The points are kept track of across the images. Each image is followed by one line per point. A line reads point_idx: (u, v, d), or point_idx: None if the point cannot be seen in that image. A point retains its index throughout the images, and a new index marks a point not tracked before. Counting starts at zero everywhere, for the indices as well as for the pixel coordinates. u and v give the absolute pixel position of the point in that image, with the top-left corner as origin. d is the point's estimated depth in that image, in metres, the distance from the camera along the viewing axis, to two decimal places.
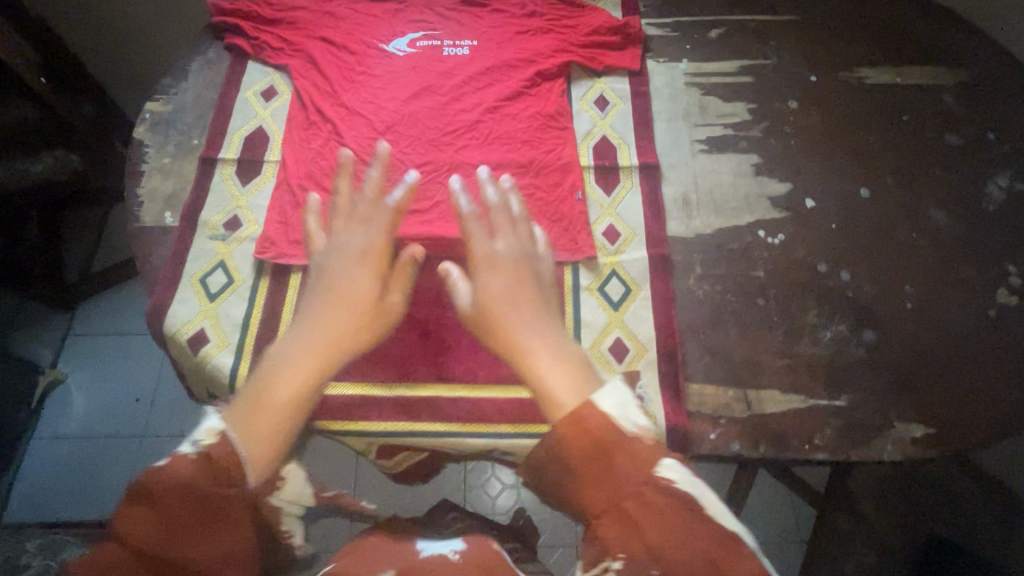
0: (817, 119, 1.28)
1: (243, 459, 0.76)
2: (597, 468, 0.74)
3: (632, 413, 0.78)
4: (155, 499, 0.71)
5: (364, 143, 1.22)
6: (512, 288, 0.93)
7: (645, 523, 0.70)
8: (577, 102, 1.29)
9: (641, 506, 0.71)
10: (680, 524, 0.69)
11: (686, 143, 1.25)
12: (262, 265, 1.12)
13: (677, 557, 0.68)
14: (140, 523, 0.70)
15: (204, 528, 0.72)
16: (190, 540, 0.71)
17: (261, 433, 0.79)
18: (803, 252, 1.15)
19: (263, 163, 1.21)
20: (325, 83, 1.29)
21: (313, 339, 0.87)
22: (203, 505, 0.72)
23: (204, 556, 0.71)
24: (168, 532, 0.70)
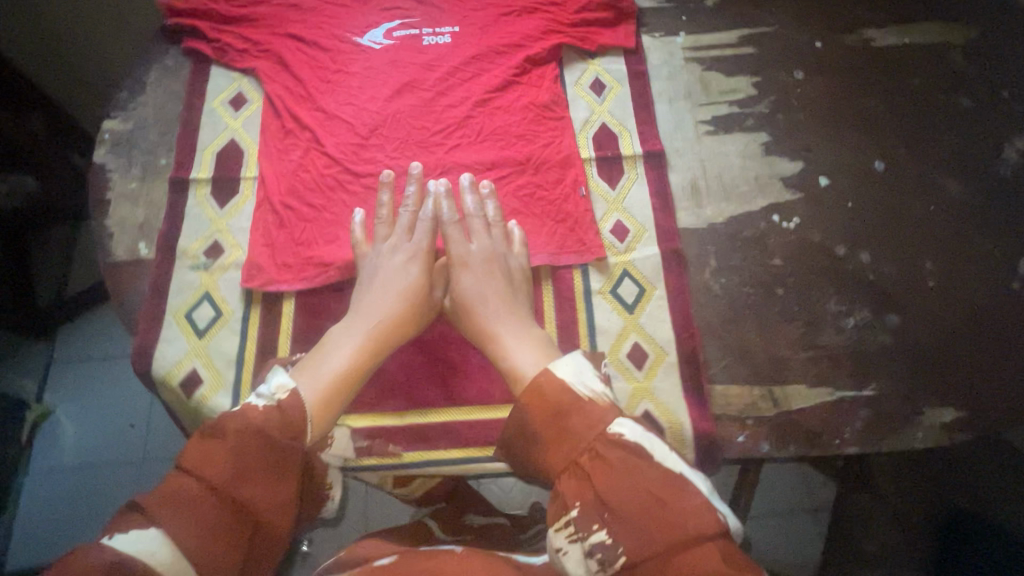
0: (824, 89, 1.21)
1: (309, 407, 0.79)
2: (557, 430, 0.79)
3: (588, 378, 0.85)
4: (228, 437, 0.70)
5: (347, 150, 1.14)
6: (483, 279, 0.99)
7: (597, 471, 0.74)
8: (571, 88, 1.21)
9: (595, 458, 0.75)
10: (628, 471, 0.73)
11: (689, 125, 1.18)
12: (251, 294, 1.04)
13: (625, 503, 0.71)
14: (210, 455, 0.69)
15: (267, 472, 0.70)
16: (253, 484, 0.69)
17: (326, 389, 0.82)
18: (820, 235, 1.09)
19: (240, 180, 1.12)
20: (299, 86, 1.19)
21: (369, 316, 0.94)
22: (271, 448, 0.72)
23: (261, 505, 0.69)
24: (236, 470, 0.68)
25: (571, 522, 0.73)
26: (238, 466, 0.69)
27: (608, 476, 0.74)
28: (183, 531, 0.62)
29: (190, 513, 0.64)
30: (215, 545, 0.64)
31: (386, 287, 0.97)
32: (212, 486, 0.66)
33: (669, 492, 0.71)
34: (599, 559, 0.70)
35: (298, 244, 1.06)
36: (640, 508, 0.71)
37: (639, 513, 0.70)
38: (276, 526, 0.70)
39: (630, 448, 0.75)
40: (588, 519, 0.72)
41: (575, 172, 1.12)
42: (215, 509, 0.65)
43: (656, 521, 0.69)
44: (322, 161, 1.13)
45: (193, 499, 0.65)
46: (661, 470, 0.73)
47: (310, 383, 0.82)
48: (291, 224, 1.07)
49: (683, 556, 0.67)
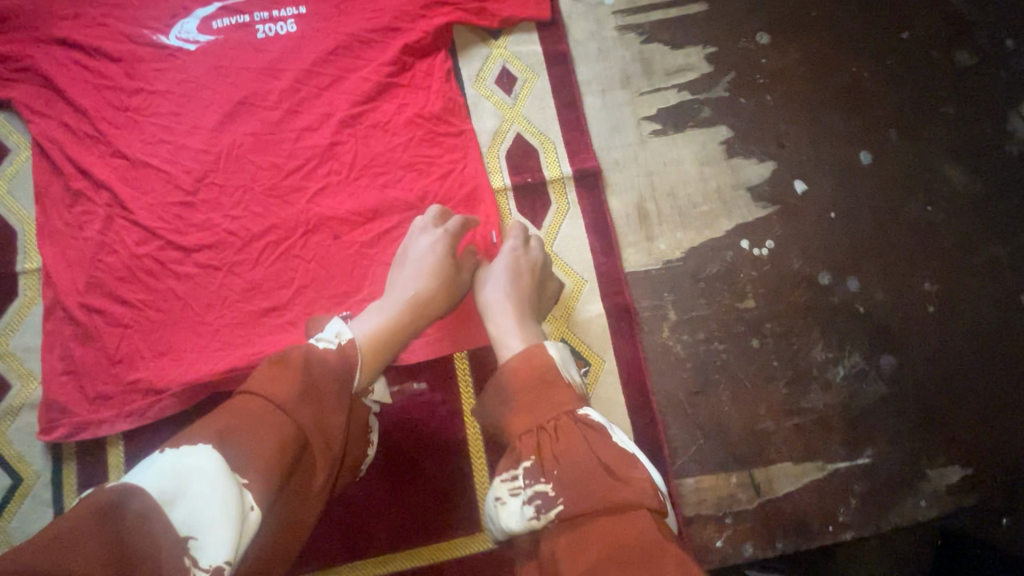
0: (795, 56, 0.95)
1: (360, 351, 0.63)
2: (532, 387, 0.61)
3: (573, 370, 0.65)
4: (293, 365, 0.54)
5: (167, 214, 0.82)
6: (525, 271, 0.76)
7: (563, 427, 0.56)
8: (471, 87, 0.91)
9: (559, 424, 0.57)
10: (589, 439, 0.55)
11: (630, 125, 0.91)
12: (58, 446, 0.75)
13: (579, 463, 0.52)
14: (274, 379, 0.53)
15: (330, 403, 0.54)
16: (317, 403, 0.53)
17: (379, 335, 0.66)
18: (798, 260, 0.88)
19: (17, 277, 0.80)
20: (83, 121, 0.84)
21: (414, 267, 0.74)
22: (335, 378, 0.56)
23: (317, 441, 0.53)
24: (301, 392, 0.53)
25: (516, 473, 0.55)
26: (304, 386, 0.53)
27: (568, 435, 0.55)
28: (245, 451, 0.48)
29: (251, 435, 0.49)
30: (271, 476, 0.48)
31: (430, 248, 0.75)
32: (278, 405, 0.51)
33: (626, 466, 0.53)
34: (536, 510, 0.52)
35: (114, 364, 0.76)
36: (591, 471, 0.52)
37: (589, 476, 0.51)
38: (320, 473, 0.54)
39: (596, 428, 0.56)
40: (536, 471, 0.54)
41: (486, 209, 0.85)
42: (284, 429, 0.50)
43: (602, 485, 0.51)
44: (132, 235, 0.80)
45: (255, 416, 0.50)
46: (621, 448, 0.55)
47: (365, 329, 0.66)
48: (100, 336, 0.77)
49: (620, 527, 0.48)
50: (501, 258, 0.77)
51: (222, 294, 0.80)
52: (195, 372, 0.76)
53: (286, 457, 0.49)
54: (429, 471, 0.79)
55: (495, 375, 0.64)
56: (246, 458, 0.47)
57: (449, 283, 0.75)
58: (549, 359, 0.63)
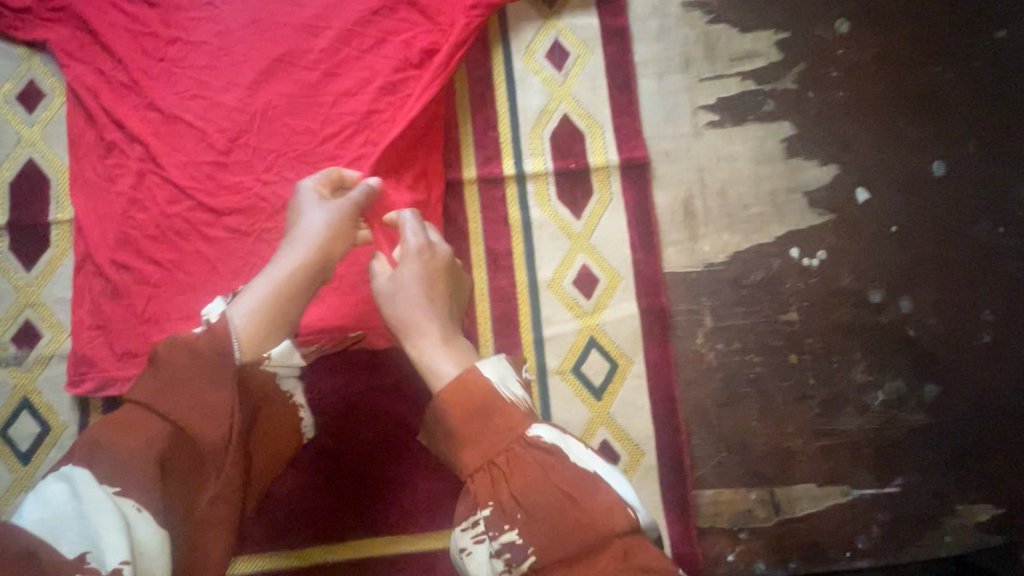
0: (876, 49, 0.87)
1: (234, 327, 0.57)
2: (472, 421, 0.56)
3: (513, 385, 0.60)
4: (160, 356, 0.53)
5: (199, 174, 0.79)
6: (433, 269, 0.67)
7: (514, 463, 0.54)
8: (520, 60, 0.85)
9: (511, 458, 0.54)
10: (546, 472, 0.53)
11: (685, 114, 0.85)
12: (85, 399, 0.77)
13: (545, 505, 0.52)
14: (147, 378, 0.52)
15: (205, 387, 0.53)
16: (185, 400, 0.52)
17: (259, 308, 0.60)
18: (850, 275, 0.82)
19: (49, 226, 0.79)
20: (117, 69, 0.81)
21: (295, 233, 0.66)
22: (208, 359, 0.53)
23: (199, 429, 0.52)
24: (165, 384, 0.52)
25: (476, 522, 0.54)
26: (168, 377, 0.52)
27: (524, 471, 0.53)
28: (115, 455, 0.49)
29: (117, 443, 0.49)
30: (144, 475, 0.48)
31: (313, 214, 0.67)
32: (148, 407, 0.51)
33: (588, 492, 0.52)
34: (505, 564, 0.52)
35: (141, 323, 0.76)
36: (557, 510, 0.51)
37: (557, 518, 0.51)
38: (216, 464, 0.53)
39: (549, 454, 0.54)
40: (499, 519, 0.53)
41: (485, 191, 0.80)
42: (155, 434, 0.50)
43: (571, 527, 0.51)
44: (163, 193, 0.79)
45: (126, 423, 0.51)
46: (583, 471, 0.54)
47: (245, 305, 0.60)
48: (128, 294, 0.77)
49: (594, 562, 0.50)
50: (408, 257, 0.67)
51: (250, 261, 0.78)
52: None
53: (156, 458, 0.50)
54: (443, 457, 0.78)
55: (429, 410, 0.58)
56: (115, 463, 0.49)
57: (340, 247, 0.67)
58: (485, 383, 0.58)
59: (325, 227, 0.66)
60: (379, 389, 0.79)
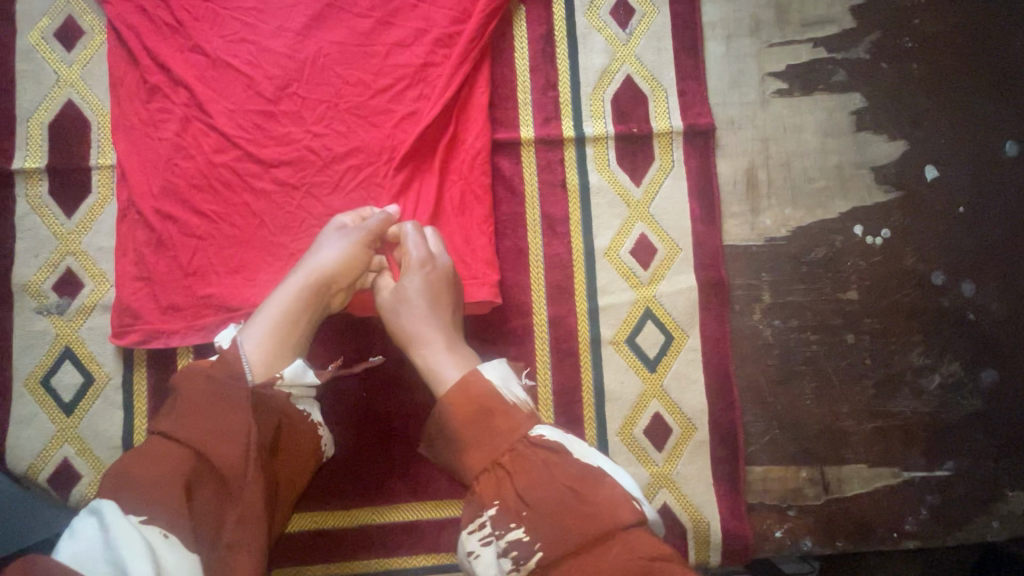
0: (954, 19, 0.83)
1: (246, 349, 0.60)
2: (473, 423, 0.57)
3: (516, 386, 0.59)
4: (183, 389, 0.55)
5: (247, 123, 0.76)
6: (433, 282, 0.68)
7: (518, 461, 0.54)
8: (583, 16, 0.81)
9: (513, 457, 0.55)
10: (547, 466, 0.53)
11: (753, 81, 0.82)
12: (129, 351, 0.75)
13: (547, 500, 0.51)
14: (172, 411, 0.54)
15: (224, 412, 0.54)
16: (207, 425, 0.53)
17: (270, 332, 0.62)
18: (913, 255, 0.80)
19: (90, 172, 0.76)
20: (161, 8, 0.77)
21: (307, 260, 0.67)
22: (227, 385, 0.55)
23: (220, 455, 0.52)
24: (187, 415, 0.53)
25: (484, 523, 0.53)
26: (191, 406, 0.54)
27: (525, 468, 0.54)
28: (138, 483, 0.49)
29: (142, 470, 0.50)
30: (168, 501, 0.48)
31: (320, 240, 0.68)
32: (172, 436, 0.52)
33: (591, 485, 0.52)
34: (514, 562, 0.51)
35: (187, 276, 0.74)
36: (561, 504, 0.51)
37: (560, 512, 0.51)
38: (239, 491, 0.52)
39: (551, 449, 0.54)
40: (505, 518, 0.53)
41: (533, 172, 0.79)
42: (179, 457, 0.51)
43: (574, 521, 0.50)
44: (209, 141, 0.76)
45: (150, 453, 0.51)
46: (586, 465, 0.53)
47: (257, 330, 0.62)
48: (174, 246, 0.74)
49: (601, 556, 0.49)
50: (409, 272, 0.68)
51: (299, 217, 0.76)
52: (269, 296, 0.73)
53: (177, 481, 0.50)
54: None
55: (433, 415, 0.60)
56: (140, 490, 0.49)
57: (350, 270, 0.68)
58: (485, 386, 0.58)
59: (328, 250, 0.67)
60: None
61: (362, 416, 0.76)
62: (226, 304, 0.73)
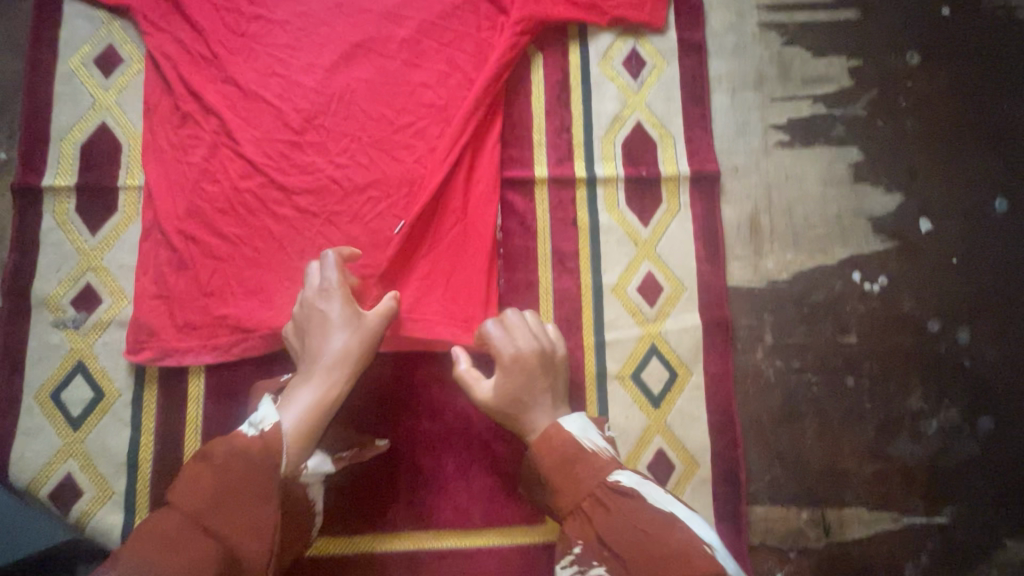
0: (945, 83, 0.89)
1: (285, 438, 0.59)
2: (564, 471, 0.62)
3: (594, 434, 0.65)
4: (215, 461, 0.58)
5: (273, 151, 0.79)
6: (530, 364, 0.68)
7: (599, 505, 0.60)
8: (597, 65, 0.86)
9: (594, 500, 0.60)
10: (626, 510, 0.58)
11: (756, 131, 0.86)
12: (142, 369, 0.75)
13: (625, 542, 0.56)
14: (195, 484, 0.56)
15: (251, 504, 0.56)
16: (233, 513, 0.55)
17: (306, 420, 0.61)
18: (910, 303, 0.83)
19: (116, 191, 0.78)
20: (198, 41, 0.81)
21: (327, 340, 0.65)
22: (258, 473, 0.57)
23: (243, 545, 0.55)
24: (217, 496, 0.56)
25: (570, 556, 0.59)
26: (222, 490, 0.56)
27: (605, 512, 0.59)
28: (163, 570, 0.51)
29: (167, 554, 0.52)
30: None
31: (347, 312, 0.67)
32: (198, 520, 0.55)
33: (658, 527, 0.57)
34: None
35: (205, 295, 0.75)
36: (635, 545, 0.56)
37: (633, 551, 0.56)
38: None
39: (629, 494, 0.59)
40: (588, 554, 0.58)
41: (545, 209, 0.83)
42: (203, 547, 0.53)
43: (646, 561, 0.55)
44: (236, 167, 0.78)
45: (171, 534, 0.54)
46: (657, 511, 0.58)
47: (296, 412, 0.61)
48: (194, 266, 0.76)
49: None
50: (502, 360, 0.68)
51: (318, 243, 0.78)
52: (284, 319, 0.74)
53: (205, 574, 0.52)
54: (501, 458, 0.77)
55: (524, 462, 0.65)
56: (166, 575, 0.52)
57: (374, 343, 0.67)
58: (568, 437, 0.64)
59: (356, 322, 0.67)
60: (444, 383, 0.78)
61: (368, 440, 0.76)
62: (241, 325, 0.74)
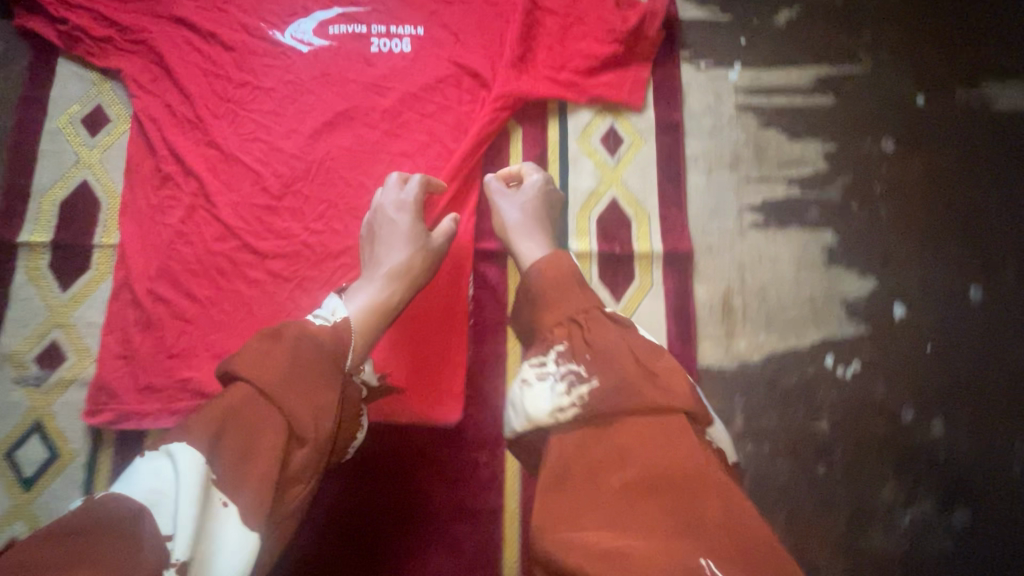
0: (919, 170, 0.90)
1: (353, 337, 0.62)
2: (559, 292, 0.62)
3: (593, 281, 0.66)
4: (285, 338, 0.55)
5: (249, 215, 0.80)
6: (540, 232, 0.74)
7: (595, 322, 0.58)
8: (575, 141, 0.88)
9: (590, 317, 0.59)
10: (621, 331, 0.57)
11: (731, 211, 0.87)
12: (99, 431, 0.74)
13: (613, 350, 0.55)
14: (263, 358, 0.53)
15: (319, 386, 0.54)
16: (303, 390, 0.53)
17: (368, 315, 0.66)
18: (882, 390, 0.82)
19: (90, 249, 0.79)
20: (185, 105, 0.83)
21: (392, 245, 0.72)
22: (325, 358, 0.56)
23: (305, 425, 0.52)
24: (286, 375, 0.53)
25: (547, 360, 0.57)
26: (294, 371, 0.53)
27: (600, 327, 0.58)
28: (226, 451, 0.49)
29: (234, 430, 0.50)
30: (254, 474, 0.49)
31: (416, 229, 0.73)
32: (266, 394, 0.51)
33: (650, 358, 0.56)
34: (569, 385, 0.54)
35: (169, 357, 0.75)
36: (622, 359, 0.55)
37: (623, 359, 0.54)
38: (303, 467, 0.52)
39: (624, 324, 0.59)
40: (569, 356, 0.56)
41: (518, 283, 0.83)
42: (271, 420, 0.51)
43: (641, 378, 0.54)
44: (211, 230, 0.79)
45: (239, 405, 0.51)
46: (645, 341, 0.58)
47: (360, 314, 0.65)
48: (161, 327, 0.76)
49: (660, 425, 0.52)
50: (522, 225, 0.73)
51: (287, 309, 0.78)
52: None
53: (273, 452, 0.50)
54: (463, 537, 0.75)
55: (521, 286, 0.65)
56: (231, 459, 0.49)
57: (432, 262, 0.73)
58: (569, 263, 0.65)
59: (422, 241, 0.73)
60: (406, 457, 0.77)
61: (327, 518, 0.74)
62: (203, 390, 0.74)
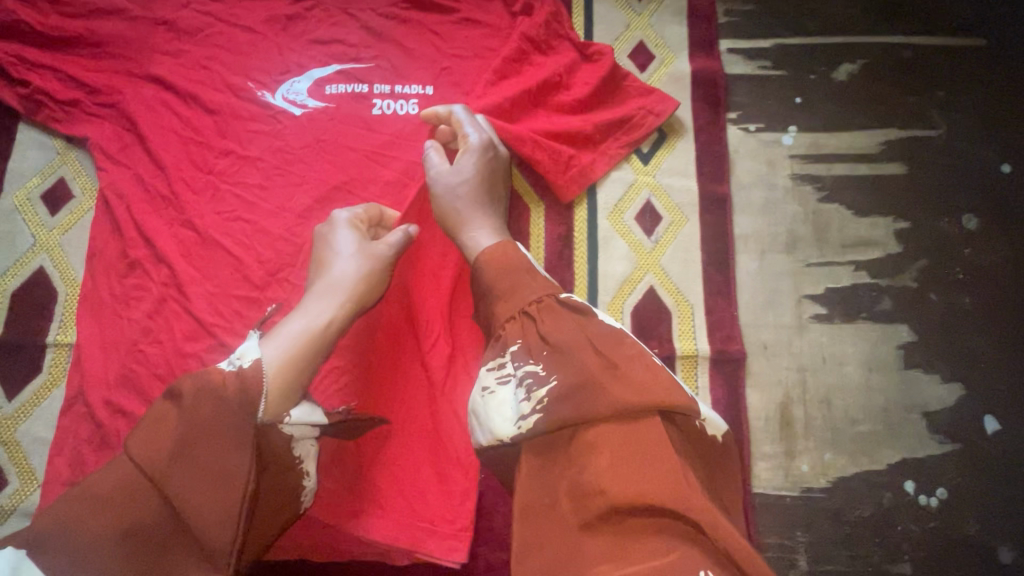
0: (1007, 251, 0.77)
1: (267, 383, 0.52)
2: (508, 280, 0.57)
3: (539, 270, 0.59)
4: (184, 400, 0.50)
5: (227, 310, 0.69)
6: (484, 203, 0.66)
7: (547, 311, 0.53)
8: (606, 219, 0.76)
9: (544, 308, 0.53)
10: (580, 322, 0.52)
11: (789, 302, 0.74)
12: None
13: (568, 339, 0.50)
14: (158, 427, 0.49)
15: (222, 453, 0.49)
16: (201, 460, 0.48)
17: (290, 354, 0.55)
18: (974, 525, 0.68)
19: (42, 349, 0.70)
20: (159, 178, 0.72)
21: (325, 275, 0.62)
22: (232, 412, 0.50)
23: (198, 502, 0.47)
24: (182, 440, 0.49)
25: (505, 362, 0.52)
26: (192, 435, 0.49)
27: (554, 316, 0.53)
28: (88, 532, 0.45)
29: (96, 515, 0.46)
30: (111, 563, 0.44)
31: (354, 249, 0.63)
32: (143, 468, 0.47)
33: (615, 348, 0.50)
34: (526, 390, 0.49)
35: None
36: (580, 350, 0.50)
37: (579, 351, 0.50)
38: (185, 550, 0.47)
39: (580, 310, 0.53)
40: (524, 354, 0.51)
41: None
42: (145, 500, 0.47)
43: (601, 373, 0.48)
44: (182, 327, 0.68)
45: (114, 488, 0.47)
46: (606, 326, 0.53)
47: (277, 349, 0.55)
48: (118, 448, 0.64)
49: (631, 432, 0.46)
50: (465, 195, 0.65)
51: None
52: None
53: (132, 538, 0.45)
54: None
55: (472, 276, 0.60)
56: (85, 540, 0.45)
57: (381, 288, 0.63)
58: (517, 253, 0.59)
59: (363, 266, 0.62)
60: None
61: None
62: None
